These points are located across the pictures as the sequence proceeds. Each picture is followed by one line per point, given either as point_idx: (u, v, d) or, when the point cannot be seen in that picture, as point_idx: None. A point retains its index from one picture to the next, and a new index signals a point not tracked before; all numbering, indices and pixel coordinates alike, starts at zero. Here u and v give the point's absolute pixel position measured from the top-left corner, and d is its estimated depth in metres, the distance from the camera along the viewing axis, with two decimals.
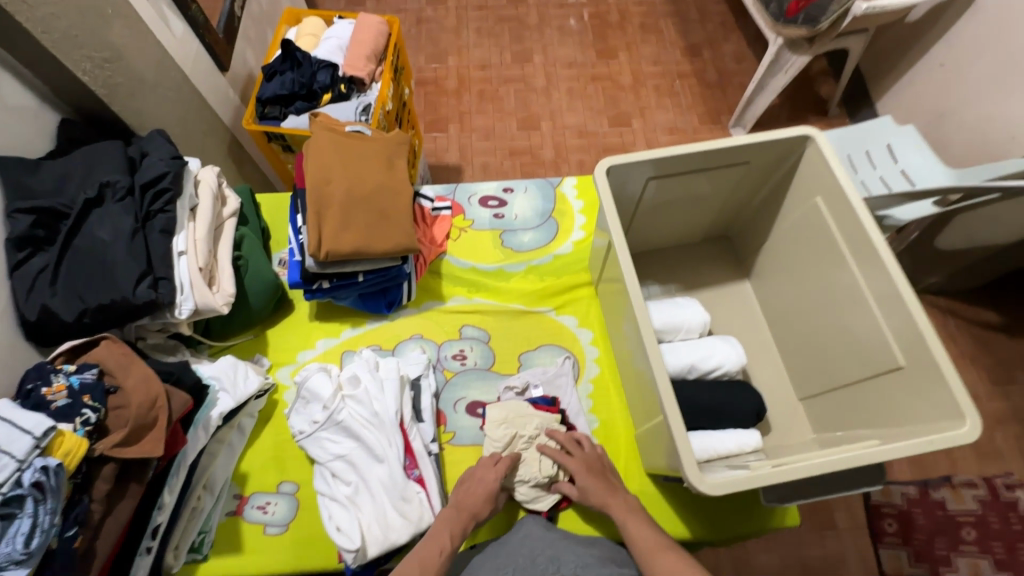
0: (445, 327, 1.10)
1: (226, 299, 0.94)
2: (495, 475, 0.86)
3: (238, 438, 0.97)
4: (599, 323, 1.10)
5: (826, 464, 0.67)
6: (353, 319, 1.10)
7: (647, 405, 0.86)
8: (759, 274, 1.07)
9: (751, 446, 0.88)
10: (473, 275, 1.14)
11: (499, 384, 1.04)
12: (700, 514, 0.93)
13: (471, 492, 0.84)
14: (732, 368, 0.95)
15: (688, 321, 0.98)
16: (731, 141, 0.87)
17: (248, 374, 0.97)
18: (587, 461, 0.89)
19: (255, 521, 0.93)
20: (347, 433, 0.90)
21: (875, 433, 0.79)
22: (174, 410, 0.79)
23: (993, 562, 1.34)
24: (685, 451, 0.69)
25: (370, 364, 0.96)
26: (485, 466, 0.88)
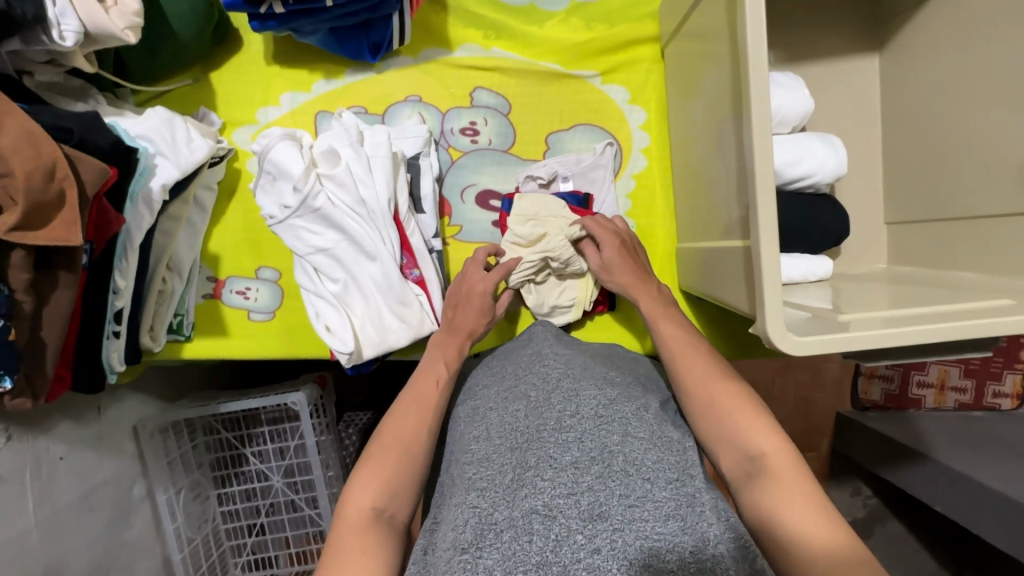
0: (451, 89, 0.81)
1: (129, 20, 0.63)
2: (483, 283, 0.72)
3: (198, 215, 0.80)
4: (659, 101, 0.82)
5: (937, 331, 0.51)
6: (327, 67, 0.81)
7: (713, 221, 0.67)
8: (901, 43, 0.75)
9: (817, 275, 0.74)
10: (492, 12, 0.80)
11: (519, 172, 0.83)
12: (728, 335, 0.83)
13: (461, 313, 0.71)
14: (823, 180, 0.72)
15: (784, 109, 0.71)
16: None
17: (192, 136, 0.73)
18: (617, 238, 0.73)
19: (237, 307, 0.83)
20: (327, 224, 0.72)
21: (985, 281, 0.63)
22: (86, 183, 0.58)
23: None
24: (772, 295, 0.52)
25: (352, 136, 0.74)
26: (473, 278, 0.73)
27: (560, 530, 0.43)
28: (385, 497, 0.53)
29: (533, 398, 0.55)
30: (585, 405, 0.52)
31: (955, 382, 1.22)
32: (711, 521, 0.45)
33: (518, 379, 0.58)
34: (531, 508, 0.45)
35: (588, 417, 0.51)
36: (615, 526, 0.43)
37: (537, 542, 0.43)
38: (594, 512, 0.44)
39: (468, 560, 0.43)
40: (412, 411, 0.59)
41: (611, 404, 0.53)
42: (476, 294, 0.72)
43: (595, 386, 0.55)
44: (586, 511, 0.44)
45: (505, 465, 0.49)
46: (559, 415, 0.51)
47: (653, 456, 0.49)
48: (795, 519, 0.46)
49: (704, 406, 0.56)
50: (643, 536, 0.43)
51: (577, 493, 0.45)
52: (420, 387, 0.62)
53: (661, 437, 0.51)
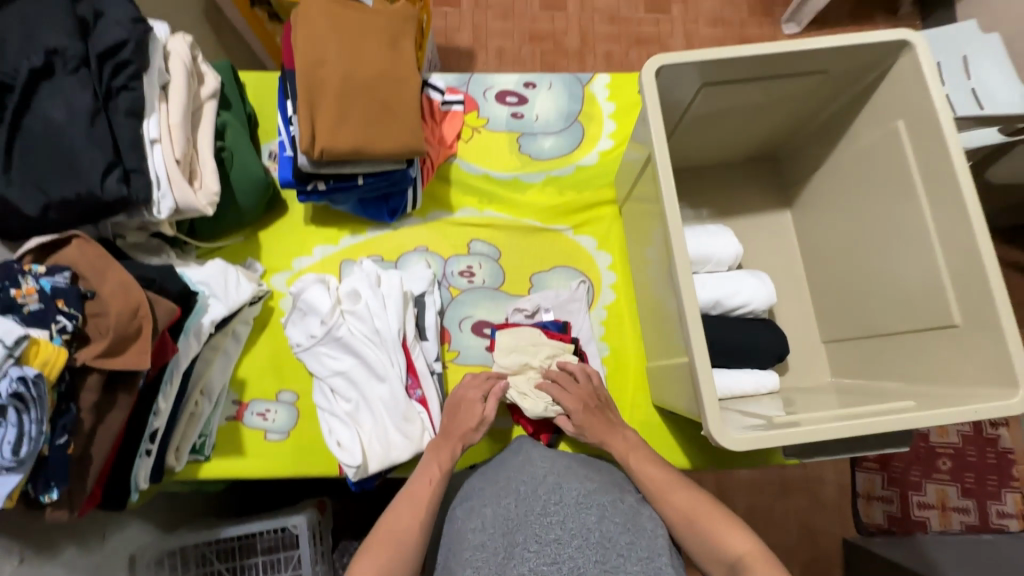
0: (452, 240, 1.01)
1: (209, 199, 0.84)
2: (475, 392, 0.83)
3: (234, 344, 0.92)
4: (620, 247, 1.01)
5: (854, 428, 0.63)
6: (352, 226, 1.01)
7: (668, 341, 0.81)
8: (804, 203, 0.96)
9: (766, 387, 0.86)
10: (485, 183, 1.03)
11: (508, 305, 0.98)
12: (702, 447, 0.91)
13: (455, 419, 0.81)
14: (759, 307, 0.88)
15: (718, 253, 0.89)
16: (810, 43, 0.71)
17: (240, 281, 0.90)
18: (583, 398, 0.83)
19: (256, 427, 0.92)
20: (346, 350, 0.85)
21: (905, 389, 0.74)
22: (158, 319, 0.73)
23: (961, 490, 1.33)
24: (710, 401, 0.65)
25: (371, 278, 0.90)
26: (470, 387, 0.84)
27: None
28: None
29: (521, 491, 0.64)
30: (566, 496, 0.62)
31: (955, 503, 1.33)
32: None
33: (510, 479, 0.67)
34: None
35: (570, 504, 0.62)
36: None
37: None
38: None
39: None
40: (406, 503, 0.69)
41: (589, 494, 0.64)
42: (467, 402, 0.82)
43: (576, 480, 0.65)
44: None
45: (496, 546, 0.60)
46: (545, 503, 0.62)
47: (625, 536, 0.60)
48: None
49: (687, 525, 0.66)
50: None
51: (560, 564, 0.57)
52: (416, 486, 0.72)
53: (630, 520, 0.62)
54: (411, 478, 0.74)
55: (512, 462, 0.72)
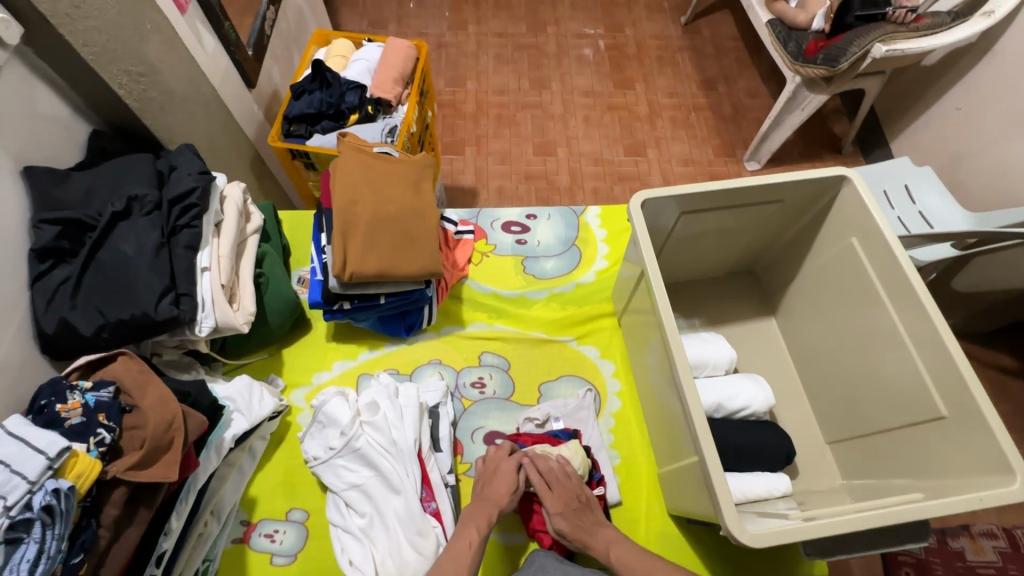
0: (464, 353, 1.08)
1: (246, 317, 0.92)
2: (510, 463, 0.87)
3: (249, 461, 0.93)
4: (622, 355, 1.08)
5: (866, 520, 0.65)
6: (371, 342, 1.08)
7: (676, 443, 0.84)
8: (786, 311, 1.05)
9: (781, 491, 0.86)
10: (493, 300, 1.13)
11: (518, 415, 1.02)
12: (723, 559, 0.89)
13: (489, 487, 0.85)
14: (759, 409, 0.92)
15: (714, 358, 0.96)
16: (764, 179, 0.86)
17: (264, 395, 0.94)
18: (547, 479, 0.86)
19: (263, 550, 0.89)
20: (364, 462, 0.87)
21: (912, 485, 0.76)
22: (189, 432, 0.76)
23: None
24: (724, 499, 0.67)
25: (389, 390, 0.94)
26: (500, 458, 0.89)
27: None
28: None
29: None
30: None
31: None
32: None
33: None
34: None
35: None
36: None
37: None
38: None
39: None
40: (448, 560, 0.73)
41: None
42: (503, 470, 0.86)
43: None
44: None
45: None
46: None
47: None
48: None
49: None
50: None
51: None
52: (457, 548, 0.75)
53: None
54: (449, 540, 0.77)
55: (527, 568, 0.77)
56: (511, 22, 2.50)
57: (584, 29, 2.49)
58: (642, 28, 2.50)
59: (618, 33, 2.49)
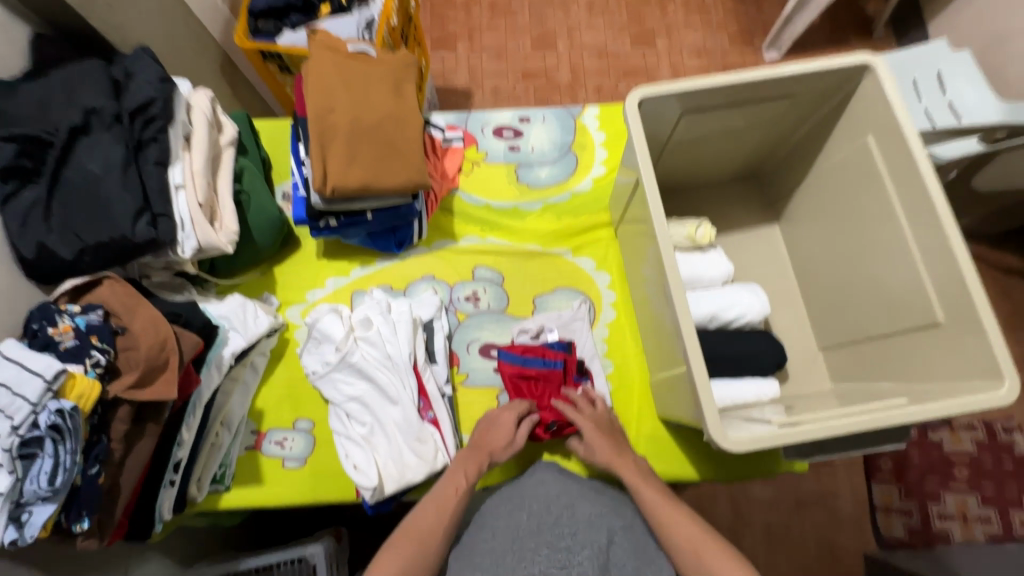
0: (457, 267, 1.06)
1: (230, 236, 0.90)
2: (509, 415, 0.88)
3: (252, 375, 0.96)
4: (618, 267, 1.06)
5: (850, 426, 0.66)
6: (362, 258, 1.07)
7: (666, 352, 0.85)
8: (791, 217, 1.00)
9: (768, 396, 0.88)
10: (486, 213, 1.08)
11: (513, 326, 1.02)
12: (709, 456, 0.93)
13: (486, 434, 0.87)
14: (754, 319, 0.92)
15: (710, 273, 0.94)
16: (777, 71, 0.78)
17: (258, 313, 0.95)
18: (596, 418, 0.88)
19: (274, 456, 0.95)
20: (360, 375, 0.90)
21: (897, 388, 0.78)
22: (184, 352, 0.77)
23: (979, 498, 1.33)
24: (709, 407, 0.67)
25: (381, 306, 0.95)
26: (501, 409, 0.90)
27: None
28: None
29: (536, 508, 0.79)
30: (578, 517, 0.77)
31: (975, 512, 1.32)
32: None
33: (524, 497, 0.80)
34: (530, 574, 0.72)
35: (582, 522, 0.77)
36: None
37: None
38: None
39: None
40: (432, 507, 0.75)
41: (598, 515, 0.78)
42: (503, 420, 0.88)
43: (585, 499, 0.80)
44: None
45: (515, 552, 0.74)
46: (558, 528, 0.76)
47: (631, 563, 0.74)
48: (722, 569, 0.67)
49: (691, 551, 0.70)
50: None
51: (567, 567, 0.72)
52: (443, 492, 0.78)
53: (635, 545, 0.76)
54: (437, 483, 0.79)
55: (528, 479, 0.83)
56: None
57: None
58: None
59: None
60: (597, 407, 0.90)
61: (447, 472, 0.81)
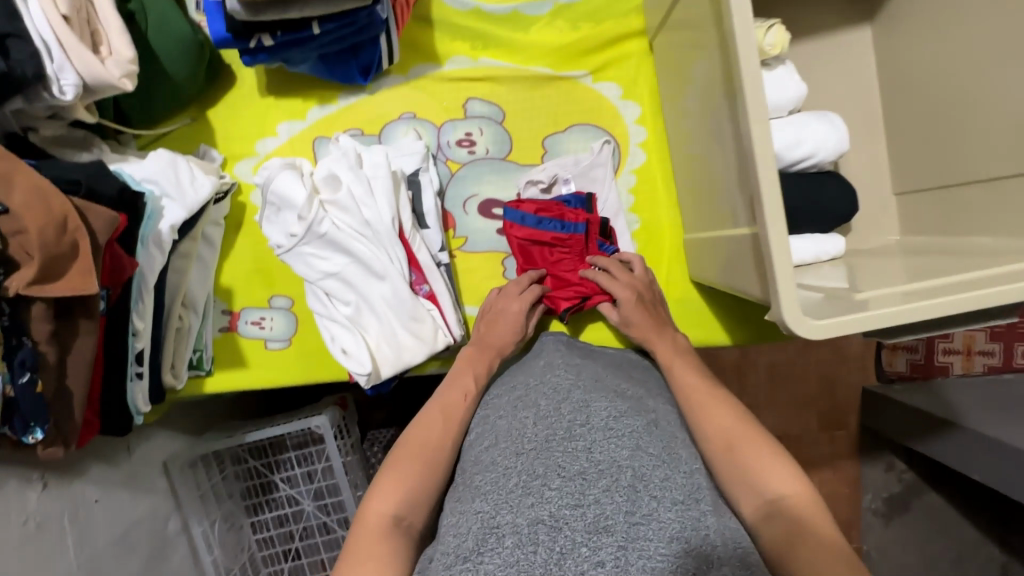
0: (444, 102, 0.82)
1: (126, 67, 0.65)
2: (520, 304, 0.75)
3: (208, 250, 0.81)
4: (652, 94, 0.82)
5: (956, 305, 0.50)
6: (320, 93, 0.82)
7: (716, 208, 0.67)
8: (892, 13, 0.74)
9: (829, 254, 0.73)
10: (476, 22, 0.80)
11: (519, 178, 0.83)
12: (747, 322, 0.81)
13: (491, 329, 0.74)
14: (826, 159, 0.72)
15: (775, 99, 0.71)
16: None
17: (195, 173, 0.74)
18: (634, 287, 0.75)
19: (253, 337, 0.84)
20: (335, 248, 0.73)
21: (995, 244, 0.62)
22: (97, 232, 0.60)
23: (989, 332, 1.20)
24: (785, 279, 0.51)
25: (350, 158, 0.74)
26: (509, 296, 0.76)
27: (566, 542, 0.43)
28: (403, 506, 0.54)
29: (543, 407, 0.56)
30: (593, 419, 0.52)
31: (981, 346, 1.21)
32: (717, 546, 0.44)
33: (530, 393, 0.59)
34: (535, 516, 0.45)
35: (598, 427, 0.52)
36: (621, 540, 0.43)
37: (542, 553, 0.43)
38: (599, 525, 0.44)
39: (469, 568, 0.43)
40: (439, 416, 0.62)
41: (621, 416, 0.53)
42: (511, 314, 0.74)
43: (606, 398, 0.56)
44: (592, 523, 0.44)
45: (515, 470, 0.49)
46: (569, 427, 0.52)
47: (660, 472, 0.48)
48: (773, 483, 0.51)
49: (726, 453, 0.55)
50: (645, 555, 0.42)
51: (583, 504, 0.45)
52: (448, 398, 0.65)
53: (665, 454, 0.51)
54: (441, 388, 0.66)
55: (535, 371, 0.63)
56: None
57: None
58: None
59: None
60: (635, 272, 0.77)
61: (450, 376, 0.68)
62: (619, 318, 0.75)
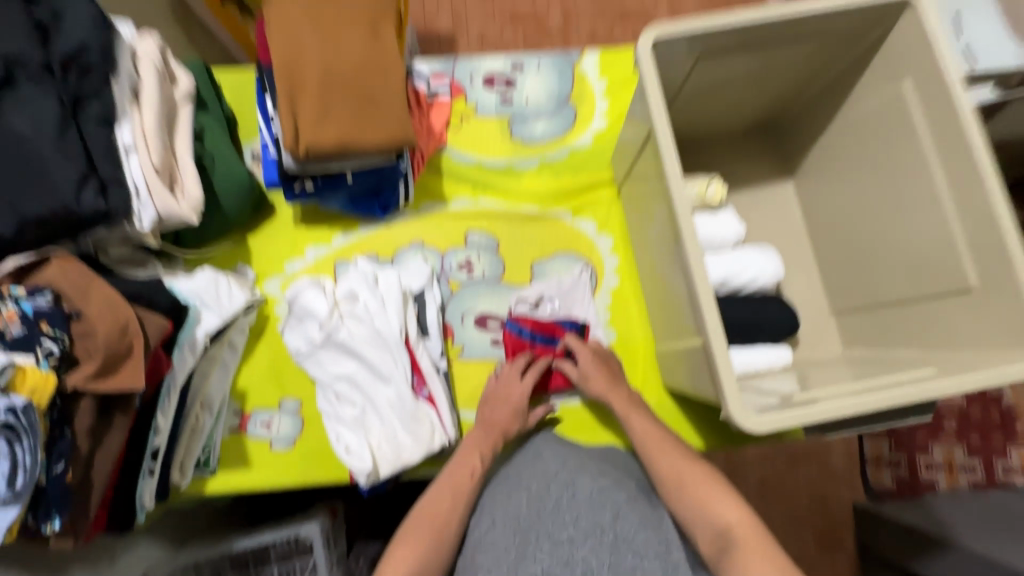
0: (448, 233, 0.98)
1: (194, 205, 0.80)
2: (519, 391, 0.84)
3: (231, 355, 0.89)
4: (621, 229, 0.99)
5: (873, 402, 0.62)
6: (345, 224, 0.98)
7: (677, 323, 0.79)
8: (807, 172, 0.94)
9: (781, 363, 0.84)
10: (478, 172, 0.99)
11: (510, 296, 0.96)
12: (716, 426, 0.89)
13: (496, 411, 0.83)
14: (767, 283, 0.86)
15: (722, 234, 0.87)
16: (808, 7, 0.69)
17: (232, 288, 0.87)
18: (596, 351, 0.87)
19: (260, 438, 0.89)
20: (348, 353, 0.83)
21: (919, 356, 0.74)
22: (150, 336, 0.70)
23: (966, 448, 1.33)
24: (728, 384, 0.63)
25: (367, 277, 0.87)
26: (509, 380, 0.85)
27: None
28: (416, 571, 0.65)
29: (537, 487, 0.70)
30: (579, 493, 0.67)
31: (961, 462, 1.32)
32: None
33: (523, 477, 0.73)
34: None
35: (584, 500, 0.66)
36: None
37: None
38: None
39: None
40: (446, 494, 0.72)
41: (604, 489, 0.67)
42: (513, 398, 0.84)
43: (591, 474, 0.69)
44: None
45: (514, 545, 0.66)
46: (558, 502, 0.67)
47: (642, 533, 0.63)
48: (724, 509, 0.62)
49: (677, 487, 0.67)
50: None
51: (569, 565, 0.62)
52: (457, 473, 0.75)
53: (648, 517, 0.65)
54: (451, 464, 0.76)
55: (526, 451, 0.79)
56: None
57: None
58: None
59: None
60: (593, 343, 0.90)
61: (460, 453, 0.77)
62: (578, 374, 0.85)
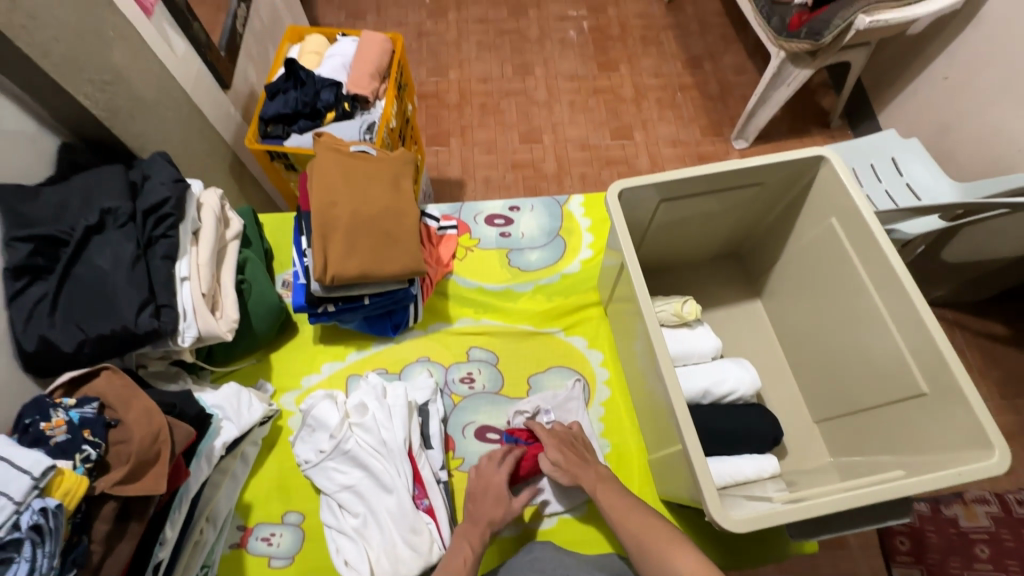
0: (452, 349, 1.08)
1: (230, 325, 0.92)
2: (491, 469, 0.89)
3: (241, 467, 0.94)
4: (609, 344, 1.08)
5: (850, 499, 0.66)
6: (358, 342, 1.08)
7: (663, 431, 0.85)
8: (771, 293, 1.05)
9: (769, 472, 0.87)
10: (480, 295, 1.12)
11: (509, 408, 1.02)
12: (715, 538, 0.90)
13: (479, 502, 0.85)
14: (745, 392, 0.93)
15: (699, 347, 0.96)
16: (743, 163, 0.86)
17: (252, 401, 0.94)
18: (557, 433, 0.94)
19: (260, 553, 0.90)
20: (354, 463, 0.88)
21: (895, 460, 0.78)
22: (176, 443, 0.77)
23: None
24: (705, 484, 0.69)
25: (377, 390, 0.94)
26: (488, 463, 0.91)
27: None
28: None
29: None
30: None
31: None
32: None
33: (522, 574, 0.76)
34: None
35: None
36: None
37: None
38: None
39: None
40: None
41: None
42: (491, 485, 0.87)
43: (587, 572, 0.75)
44: None
45: None
46: None
47: None
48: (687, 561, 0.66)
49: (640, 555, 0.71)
50: None
51: None
52: (451, 565, 0.76)
53: None
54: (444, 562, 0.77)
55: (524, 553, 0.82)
56: (491, 6, 2.23)
57: (567, 11, 2.23)
58: (625, 6, 2.24)
59: (601, 13, 2.22)
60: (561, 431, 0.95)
61: (451, 547, 0.79)
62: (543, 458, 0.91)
